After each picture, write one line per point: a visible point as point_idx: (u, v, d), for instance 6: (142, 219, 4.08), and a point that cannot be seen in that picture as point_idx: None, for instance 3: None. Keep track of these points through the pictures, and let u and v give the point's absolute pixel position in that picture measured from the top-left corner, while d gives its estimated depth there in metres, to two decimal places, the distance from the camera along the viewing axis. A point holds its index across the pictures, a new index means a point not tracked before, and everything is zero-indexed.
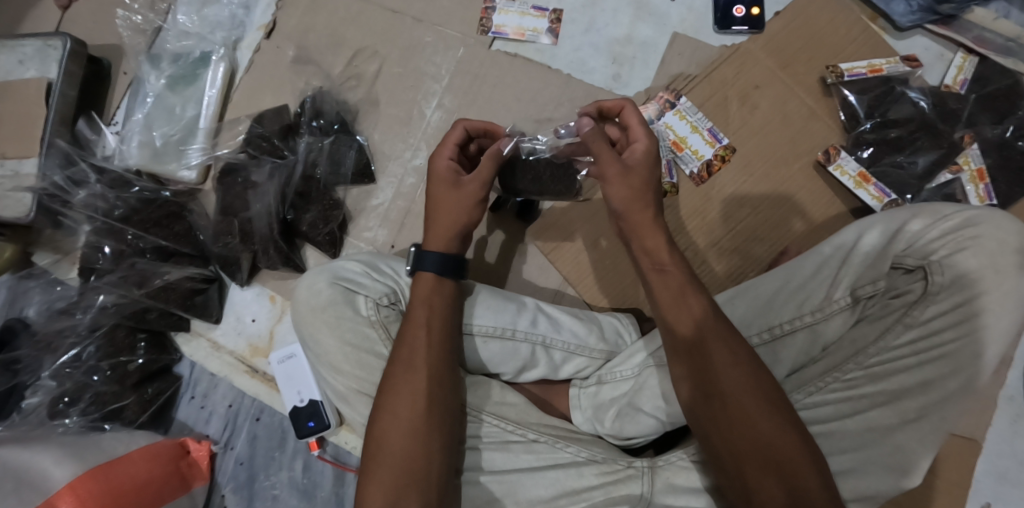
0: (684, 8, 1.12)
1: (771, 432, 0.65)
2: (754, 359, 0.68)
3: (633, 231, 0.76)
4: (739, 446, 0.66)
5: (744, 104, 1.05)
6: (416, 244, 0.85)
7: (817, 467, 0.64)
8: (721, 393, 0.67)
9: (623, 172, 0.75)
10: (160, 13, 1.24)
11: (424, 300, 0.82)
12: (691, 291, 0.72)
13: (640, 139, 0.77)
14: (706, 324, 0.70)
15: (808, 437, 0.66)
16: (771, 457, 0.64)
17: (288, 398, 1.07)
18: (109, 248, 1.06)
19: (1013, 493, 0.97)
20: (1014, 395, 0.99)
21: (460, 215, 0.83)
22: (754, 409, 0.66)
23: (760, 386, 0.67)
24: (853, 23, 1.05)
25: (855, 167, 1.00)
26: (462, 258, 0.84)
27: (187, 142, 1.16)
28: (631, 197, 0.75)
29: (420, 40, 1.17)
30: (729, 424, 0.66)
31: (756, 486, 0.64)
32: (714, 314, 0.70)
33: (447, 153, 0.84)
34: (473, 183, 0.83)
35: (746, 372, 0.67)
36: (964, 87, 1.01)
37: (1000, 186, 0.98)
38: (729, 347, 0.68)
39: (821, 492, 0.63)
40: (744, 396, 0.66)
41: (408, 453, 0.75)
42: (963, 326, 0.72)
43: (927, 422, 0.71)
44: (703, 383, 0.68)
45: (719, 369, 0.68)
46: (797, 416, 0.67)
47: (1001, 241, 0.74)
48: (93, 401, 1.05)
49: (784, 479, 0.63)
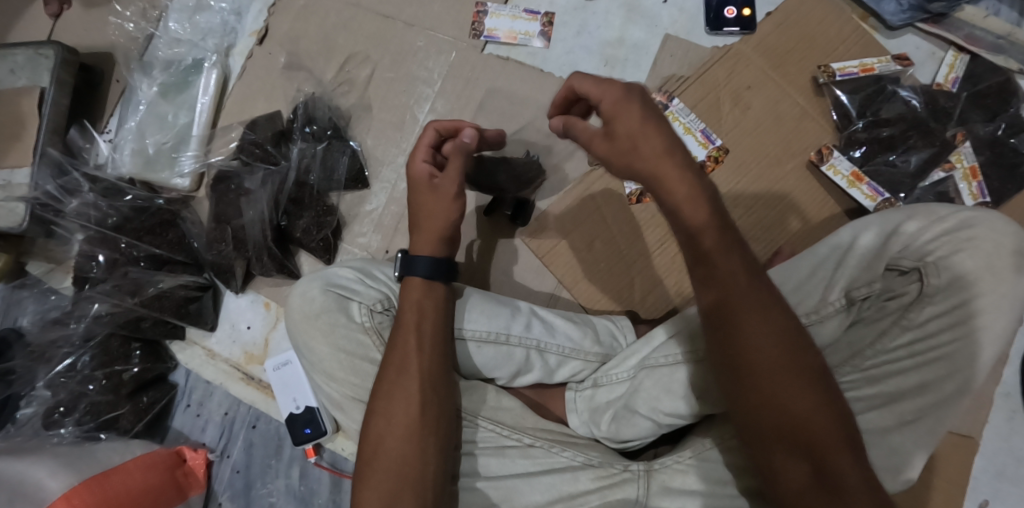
0: (675, 9, 1.12)
1: (798, 408, 0.63)
2: (788, 327, 0.66)
3: (656, 182, 0.69)
4: (763, 423, 0.65)
5: (737, 105, 1.05)
6: (403, 249, 0.84)
7: (849, 439, 0.63)
8: (747, 364, 0.66)
9: (605, 136, 0.71)
10: (152, 21, 1.24)
11: (414, 304, 0.82)
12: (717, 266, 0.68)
13: (602, 97, 0.71)
14: (734, 292, 0.67)
15: (842, 409, 0.64)
16: (799, 432, 0.63)
17: (285, 406, 1.06)
18: (102, 256, 1.04)
19: (1011, 490, 0.97)
20: (1011, 392, 0.99)
21: (439, 218, 0.83)
22: (783, 380, 0.64)
23: (792, 356, 0.65)
24: (845, 21, 1.05)
25: (848, 166, 1.00)
26: (450, 261, 0.84)
27: (179, 150, 1.16)
28: (663, 153, 0.69)
29: (412, 44, 1.17)
30: (752, 401, 0.66)
31: (784, 464, 0.64)
32: (744, 288, 0.67)
33: (421, 156, 0.84)
34: (446, 182, 0.82)
35: (774, 348, 0.65)
36: (955, 85, 1.01)
37: (993, 184, 0.97)
38: (762, 316, 0.66)
39: (857, 468, 0.62)
40: (771, 374, 0.65)
41: (405, 458, 0.75)
42: (959, 329, 0.72)
43: (922, 424, 0.72)
44: (729, 352, 0.67)
45: (746, 346, 0.66)
46: (834, 389, 0.65)
47: (997, 243, 0.73)
48: (88, 411, 1.05)
49: (812, 457, 0.62)
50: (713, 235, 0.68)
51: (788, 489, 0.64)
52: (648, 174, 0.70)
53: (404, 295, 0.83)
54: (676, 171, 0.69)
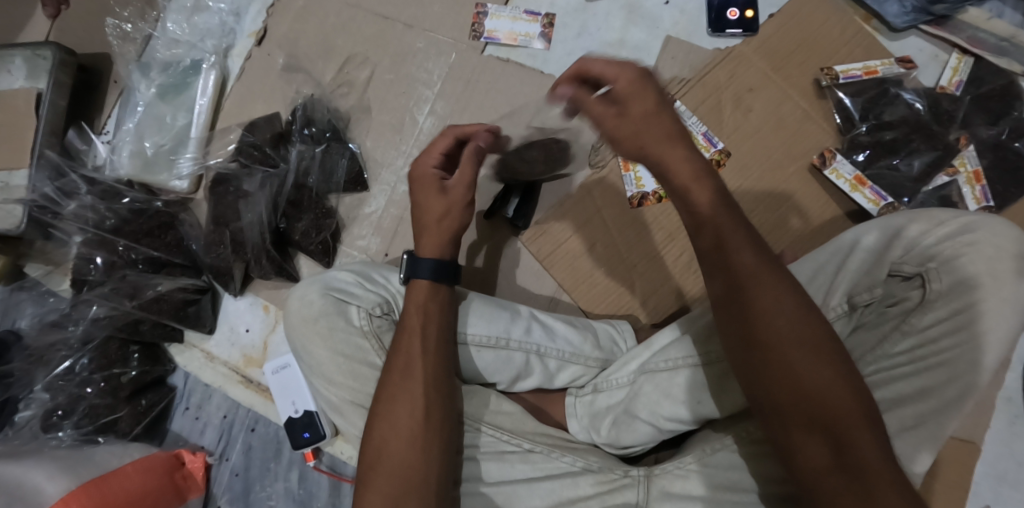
0: (676, 11, 1.11)
1: (818, 388, 0.63)
2: (801, 303, 0.66)
3: (663, 166, 0.70)
4: (778, 401, 0.64)
5: (738, 107, 1.04)
6: (408, 251, 0.83)
7: (867, 416, 0.62)
8: (762, 340, 0.65)
9: (617, 114, 0.72)
10: (150, 22, 1.23)
11: (419, 307, 0.81)
12: (733, 244, 0.68)
13: (617, 77, 0.71)
14: (746, 270, 0.67)
15: (860, 386, 0.63)
16: (815, 409, 0.62)
17: (283, 410, 1.05)
18: (100, 259, 1.05)
19: (1014, 495, 0.96)
20: (1013, 396, 0.99)
21: (452, 221, 0.83)
22: (798, 356, 0.64)
23: (807, 332, 0.64)
24: (847, 24, 1.05)
25: (851, 170, 0.99)
26: (455, 264, 0.84)
27: (177, 152, 1.15)
28: (666, 138, 0.70)
29: (411, 46, 1.16)
30: (772, 380, 0.65)
31: (802, 444, 0.63)
32: (762, 269, 0.67)
33: (430, 161, 0.84)
34: (458, 187, 0.82)
35: (794, 328, 0.65)
36: (958, 88, 1.00)
37: (996, 187, 0.97)
38: (774, 292, 0.66)
39: (879, 449, 0.60)
40: (791, 353, 0.64)
41: (408, 461, 0.74)
42: (961, 334, 0.71)
43: (924, 430, 0.71)
44: (743, 329, 0.66)
45: (766, 325, 0.65)
46: (850, 365, 0.64)
47: (998, 247, 0.73)
48: (86, 415, 1.05)
49: (832, 438, 0.61)
50: (718, 212, 0.69)
51: (805, 468, 0.63)
52: (658, 158, 0.70)
53: (411, 289, 0.82)
54: (679, 150, 0.70)
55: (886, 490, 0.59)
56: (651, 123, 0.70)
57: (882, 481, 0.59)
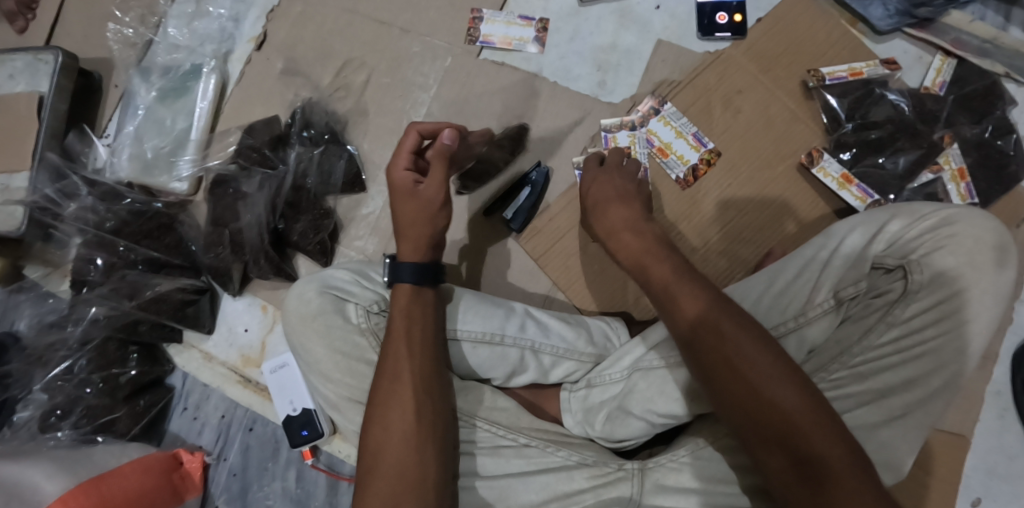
0: (666, 16, 1.13)
1: (781, 405, 0.66)
2: (754, 330, 0.70)
3: (608, 231, 0.88)
4: (748, 417, 0.67)
5: (727, 109, 1.06)
6: (388, 255, 0.85)
7: (832, 426, 0.65)
8: (725, 367, 0.69)
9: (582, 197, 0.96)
10: (150, 27, 1.26)
11: (403, 310, 0.83)
12: (678, 291, 0.75)
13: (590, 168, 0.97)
14: (701, 307, 0.72)
15: (821, 397, 0.67)
16: (782, 424, 0.65)
17: (281, 408, 1.06)
18: (100, 260, 1.06)
19: (1003, 488, 0.98)
20: (1002, 390, 1.00)
21: (427, 225, 0.84)
22: (757, 375, 0.67)
23: (768, 355, 0.68)
24: (832, 27, 1.07)
25: (838, 168, 1.01)
26: (437, 265, 0.85)
27: (176, 154, 1.17)
28: (612, 209, 0.89)
29: (407, 51, 1.18)
30: (732, 399, 0.68)
31: (766, 457, 0.66)
32: (711, 302, 0.73)
33: (403, 164, 0.86)
34: (430, 190, 0.84)
35: (756, 351, 0.69)
36: (942, 88, 1.03)
37: (980, 185, 0.99)
38: (732, 322, 0.71)
39: (843, 456, 0.64)
40: (751, 375, 0.68)
41: (405, 462, 0.75)
42: (945, 323, 0.74)
43: (909, 419, 0.73)
44: (704, 357, 0.70)
45: (722, 352, 0.69)
46: (808, 380, 0.68)
47: (977, 239, 0.75)
48: (83, 415, 1.05)
49: (795, 450, 0.65)
50: (662, 272, 0.79)
51: (777, 480, 0.66)
52: (610, 226, 0.88)
53: None
54: (620, 211, 0.89)
55: (859, 493, 0.61)
56: (588, 201, 0.94)
57: (852, 484, 0.62)
